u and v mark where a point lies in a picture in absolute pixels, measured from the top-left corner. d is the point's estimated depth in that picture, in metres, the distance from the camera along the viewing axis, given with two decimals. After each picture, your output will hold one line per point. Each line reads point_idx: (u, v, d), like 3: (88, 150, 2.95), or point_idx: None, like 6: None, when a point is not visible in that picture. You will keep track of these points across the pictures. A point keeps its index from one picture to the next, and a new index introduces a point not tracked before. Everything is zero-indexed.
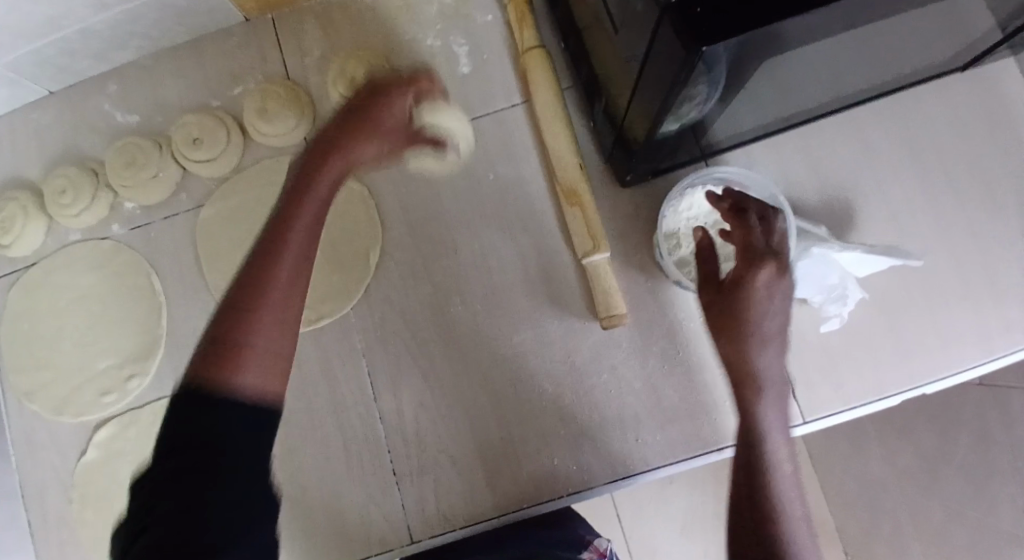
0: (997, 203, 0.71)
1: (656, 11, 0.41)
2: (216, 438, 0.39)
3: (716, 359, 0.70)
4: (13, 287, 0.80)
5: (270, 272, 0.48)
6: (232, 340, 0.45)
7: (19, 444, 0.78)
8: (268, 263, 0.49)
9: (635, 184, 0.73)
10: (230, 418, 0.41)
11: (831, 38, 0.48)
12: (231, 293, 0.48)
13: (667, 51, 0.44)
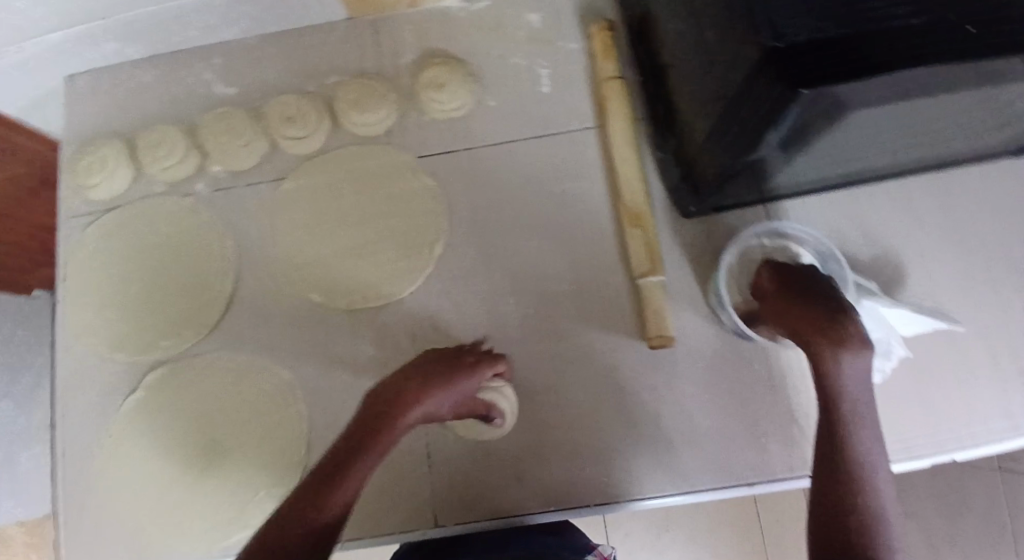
0: None
1: (755, 48, 0.44)
2: None
3: (754, 395, 0.73)
4: (90, 226, 0.84)
5: None
6: None
7: (70, 376, 0.81)
8: None
9: (698, 218, 0.77)
10: None
11: (905, 103, 0.52)
12: None
13: (758, 90, 0.47)
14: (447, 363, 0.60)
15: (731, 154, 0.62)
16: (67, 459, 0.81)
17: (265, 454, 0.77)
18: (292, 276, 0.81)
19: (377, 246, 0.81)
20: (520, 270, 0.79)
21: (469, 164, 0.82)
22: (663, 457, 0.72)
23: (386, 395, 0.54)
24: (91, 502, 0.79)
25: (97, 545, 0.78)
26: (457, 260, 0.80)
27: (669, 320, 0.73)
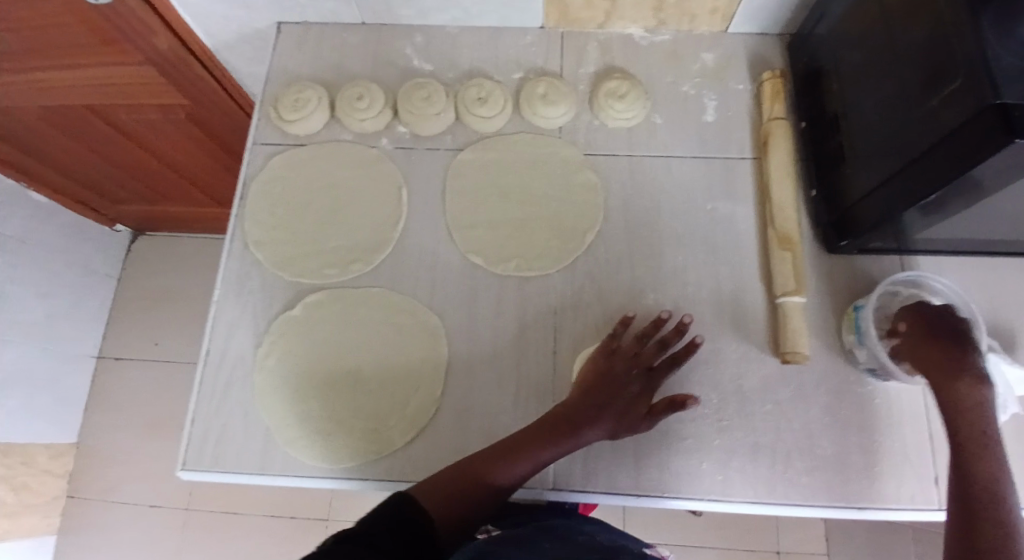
0: None
1: (976, 110, 0.57)
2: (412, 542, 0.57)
3: (863, 428, 0.81)
4: (279, 155, 0.92)
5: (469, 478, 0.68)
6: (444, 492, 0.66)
7: (229, 284, 0.87)
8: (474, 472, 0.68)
9: (837, 255, 0.87)
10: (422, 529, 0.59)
11: None
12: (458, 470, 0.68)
13: (961, 143, 0.59)
14: (619, 409, 0.73)
15: (889, 205, 0.72)
16: (207, 360, 0.84)
17: (402, 389, 0.82)
18: (457, 236, 0.87)
19: (540, 223, 0.88)
20: (665, 271, 0.86)
21: (632, 169, 0.90)
22: (777, 467, 0.79)
23: (569, 427, 0.72)
24: (223, 404, 0.82)
25: (218, 447, 0.80)
26: (606, 250, 0.87)
27: (804, 339, 0.81)
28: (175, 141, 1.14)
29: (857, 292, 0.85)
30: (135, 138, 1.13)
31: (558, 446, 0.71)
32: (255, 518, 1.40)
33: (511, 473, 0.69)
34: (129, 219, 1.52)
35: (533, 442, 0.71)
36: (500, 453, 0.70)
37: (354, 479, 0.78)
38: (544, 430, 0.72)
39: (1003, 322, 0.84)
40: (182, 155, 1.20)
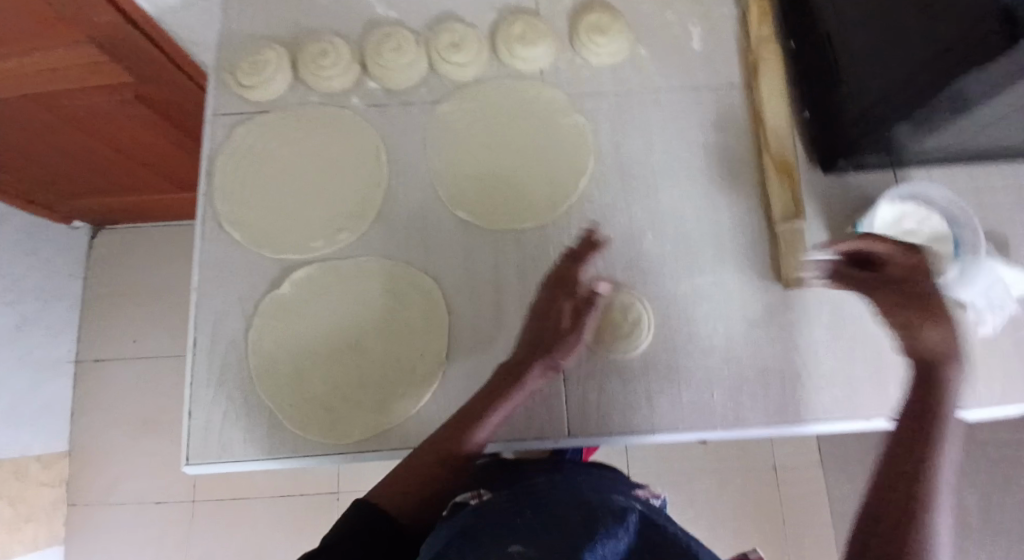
0: None
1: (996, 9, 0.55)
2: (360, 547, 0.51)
3: (869, 344, 0.81)
4: (243, 124, 0.86)
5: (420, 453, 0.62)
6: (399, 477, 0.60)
7: (209, 268, 0.82)
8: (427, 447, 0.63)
9: (833, 173, 0.85)
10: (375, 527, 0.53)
11: None
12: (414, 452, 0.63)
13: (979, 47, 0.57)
14: (563, 351, 0.68)
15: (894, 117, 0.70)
16: (196, 349, 0.80)
17: (406, 356, 0.79)
18: (446, 193, 0.83)
19: (530, 172, 0.84)
20: (663, 209, 0.83)
21: (620, 106, 0.86)
22: (788, 392, 0.79)
23: (512, 378, 0.67)
24: (221, 393, 0.78)
25: (222, 437, 0.77)
26: (601, 193, 0.84)
27: (807, 264, 0.80)
28: (125, 126, 1.06)
29: (857, 210, 0.84)
30: (83, 128, 1.04)
31: (509, 402, 0.66)
32: (262, 503, 1.39)
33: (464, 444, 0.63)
34: (84, 213, 1.42)
35: (485, 405, 0.65)
36: (450, 427, 0.65)
37: (368, 452, 0.76)
38: (491, 390, 0.67)
39: (1000, 228, 0.84)
40: (135, 141, 1.12)
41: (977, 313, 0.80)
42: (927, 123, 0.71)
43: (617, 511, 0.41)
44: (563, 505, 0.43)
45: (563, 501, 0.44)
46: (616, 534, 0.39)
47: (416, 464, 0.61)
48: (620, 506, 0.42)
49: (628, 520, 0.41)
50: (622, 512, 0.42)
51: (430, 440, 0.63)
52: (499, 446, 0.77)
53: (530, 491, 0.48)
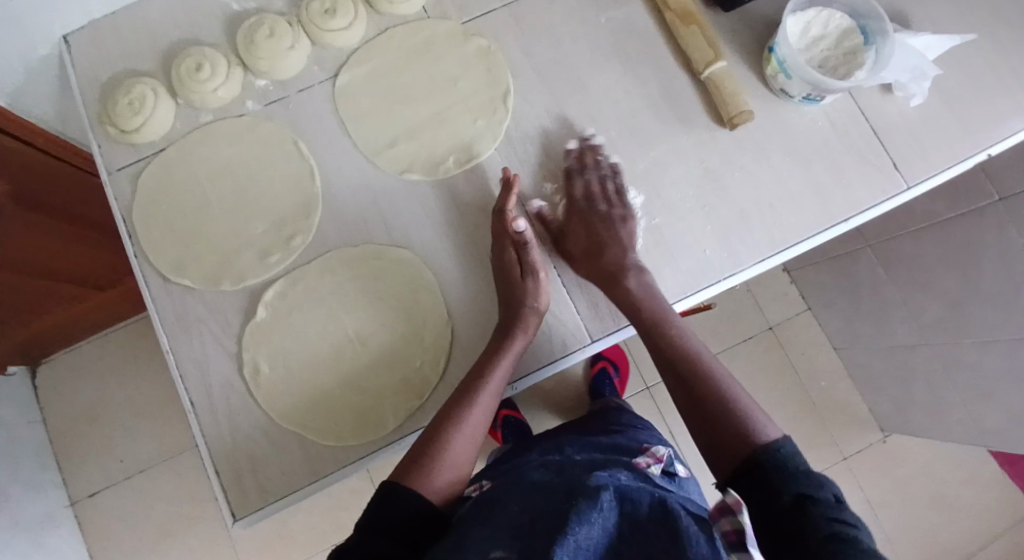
0: (997, 3, 0.89)
1: None
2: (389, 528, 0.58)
3: (823, 150, 0.84)
4: (146, 170, 0.80)
5: (432, 431, 0.68)
6: (418, 453, 0.66)
7: (173, 325, 0.77)
8: (437, 423, 0.69)
9: (732, 9, 0.86)
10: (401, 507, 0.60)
11: None
12: (425, 432, 0.69)
13: None
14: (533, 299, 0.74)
15: None
16: (195, 409, 0.75)
17: (408, 330, 0.77)
18: (382, 161, 0.80)
19: (453, 111, 0.82)
20: (593, 96, 0.83)
21: (514, 16, 0.85)
22: (770, 221, 0.82)
23: (497, 345, 0.73)
24: (239, 440, 0.74)
25: (258, 480, 0.73)
26: (530, 105, 0.83)
27: (742, 96, 0.82)
28: (42, 245, 0.96)
29: (765, 33, 0.87)
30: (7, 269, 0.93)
31: (496, 372, 0.71)
32: (320, 553, 1.35)
33: (474, 415, 0.69)
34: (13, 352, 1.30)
35: (478, 379, 0.71)
36: (457, 402, 0.70)
37: (411, 433, 0.75)
38: (486, 359, 0.72)
39: (893, 5, 0.89)
40: (55, 258, 1.03)
41: (904, 89, 0.85)
42: None
43: (595, 493, 0.49)
44: (550, 500, 0.52)
45: (547, 495, 0.53)
46: (588, 517, 0.47)
47: (429, 443, 0.67)
48: (597, 487, 0.50)
49: (604, 499, 0.49)
50: (599, 492, 0.50)
51: (418, 443, 0.68)
52: (530, 380, 0.78)
53: (522, 491, 0.57)
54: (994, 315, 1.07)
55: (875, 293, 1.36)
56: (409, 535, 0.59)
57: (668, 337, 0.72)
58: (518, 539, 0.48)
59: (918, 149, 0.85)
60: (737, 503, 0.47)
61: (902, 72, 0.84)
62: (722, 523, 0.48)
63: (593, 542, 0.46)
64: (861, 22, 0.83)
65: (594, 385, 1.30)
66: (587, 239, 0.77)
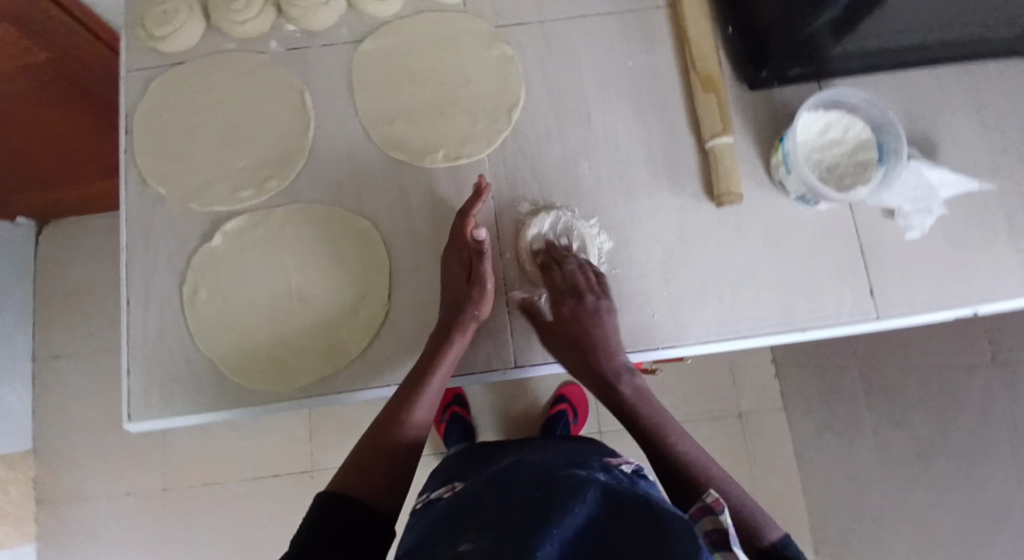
0: None
1: None
2: (336, 536, 0.57)
3: (804, 254, 0.83)
4: (158, 78, 0.84)
5: (376, 434, 0.69)
6: (360, 458, 0.67)
7: (136, 227, 0.80)
8: (380, 426, 0.70)
9: (760, 89, 0.86)
10: (349, 515, 0.59)
11: None
12: (367, 433, 0.70)
13: None
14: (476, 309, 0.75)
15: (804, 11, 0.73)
16: (130, 310, 0.78)
17: (348, 299, 0.79)
18: (375, 134, 0.82)
19: (458, 108, 0.84)
20: (596, 133, 0.84)
21: (546, 36, 0.86)
22: (727, 306, 0.81)
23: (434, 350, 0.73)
24: (160, 351, 0.77)
25: (165, 392, 0.76)
26: (533, 125, 0.84)
27: (737, 178, 0.81)
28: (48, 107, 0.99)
29: (784, 123, 0.86)
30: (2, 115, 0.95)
31: (441, 366, 0.73)
32: (236, 486, 1.38)
33: (415, 414, 0.71)
34: (27, 208, 1.36)
35: (418, 379, 0.72)
36: (398, 403, 0.71)
37: (316, 397, 0.76)
38: (425, 359, 0.73)
39: (924, 129, 0.87)
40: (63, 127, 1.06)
41: (905, 218, 0.83)
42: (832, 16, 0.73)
43: (578, 487, 0.52)
44: (527, 493, 0.54)
45: (527, 487, 0.55)
46: (573, 507, 0.49)
47: (371, 448, 0.68)
48: (581, 482, 0.52)
49: (586, 494, 0.51)
50: (582, 487, 0.52)
51: (372, 429, 0.70)
52: (460, 382, 0.79)
53: (501, 485, 0.60)
54: (956, 472, 1.05)
55: (850, 410, 1.32)
56: (362, 525, 0.59)
57: (664, 440, 0.69)
58: (496, 531, 0.51)
59: (904, 285, 0.83)
60: (718, 505, 0.54)
61: (906, 198, 0.82)
62: (704, 522, 0.54)
63: (576, 528, 0.48)
64: (879, 138, 0.81)
65: (548, 425, 1.32)
66: (567, 333, 0.75)
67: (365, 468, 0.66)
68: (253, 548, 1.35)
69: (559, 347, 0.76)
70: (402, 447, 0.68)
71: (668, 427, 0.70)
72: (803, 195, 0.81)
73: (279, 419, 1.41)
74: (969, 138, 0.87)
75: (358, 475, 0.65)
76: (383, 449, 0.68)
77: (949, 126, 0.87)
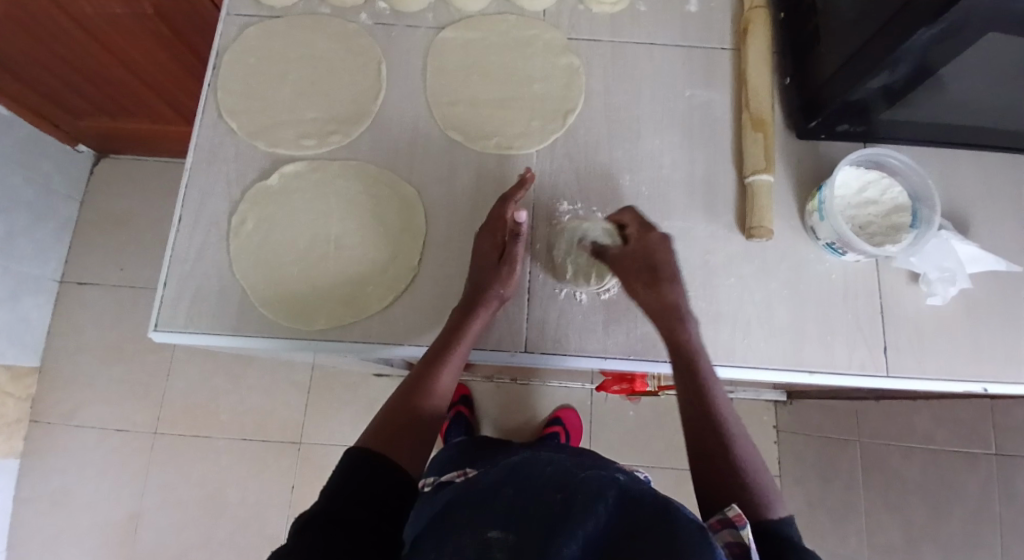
0: None
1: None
2: (357, 495, 0.59)
3: (822, 301, 0.85)
4: (254, 26, 0.91)
5: (405, 396, 0.72)
6: (388, 419, 0.69)
7: (202, 153, 0.86)
8: (408, 390, 0.73)
9: (806, 139, 0.90)
10: (374, 473, 0.61)
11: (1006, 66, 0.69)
12: (394, 397, 0.73)
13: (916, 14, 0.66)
14: (503, 288, 0.78)
15: (853, 82, 0.78)
16: (179, 226, 0.83)
17: (381, 256, 0.83)
18: (438, 111, 0.87)
19: (519, 103, 0.89)
20: (643, 151, 0.88)
21: (614, 55, 0.92)
22: (738, 334, 0.83)
23: (459, 322, 0.77)
24: (198, 268, 0.81)
25: (192, 309, 0.80)
26: (586, 132, 0.88)
27: (770, 215, 0.84)
28: (136, 41, 1.04)
29: (823, 175, 0.89)
30: (89, 33, 1.02)
31: (464, 339, 0.76)
32: (224, 439, 1.39)
33: (441, 383, 0.74)
34: (93, 137, 1.42)
35: (442, 350, 0.75)
36: (422, 372, 0.74)
37: (331, 340, 0.79)
38: (451, 330, 0.77)
39: (960, 206, 0.89)
40: (149, 64, 1.11)
41: (929, 284, 0.85)
42: (878, 92, 0.78)
43: (596, 492, 0.50)
44: (542, 490, 0.52)
45: (549, 479, 0.54)
46: (594, 512, 0.48)
47: (398, 410, 0.70)
48: (599, 487, 0.51)
49: (606, 497, 0.50)
50: (602, 491, 0.51)
51: (398, 394, 0.73)
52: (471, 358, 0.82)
53: (522, 473, 0.57)
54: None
55: (846, 491, 1.31)
56: (389, 487, 0.61)
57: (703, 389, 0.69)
58: (521, 520, 0.51)
59: (916, 351, 0.84)
60: (739, 519, 0.55)
61: (931, 266, 0.84)
62: (723, 534, 0.54)
63: (596, 533, 0.48)
64: (914, 206, 0.83)
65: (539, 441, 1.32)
66: (646, 266, 0.77)
67: (392, 426, 0.68)
68: (227, 507, 1.36)
69: (636, 277, 0.77)
70: (427, 416, 0.71)
71: (711, 377, 0.70)
72: (831, 245, 0.83)
73: (281, 384, 1.43)
74: (1003, 224, 0.89)
75: (381, 435, 0.67)
76: (409, 408, 0.70)
77: (986, 208, 0.89)
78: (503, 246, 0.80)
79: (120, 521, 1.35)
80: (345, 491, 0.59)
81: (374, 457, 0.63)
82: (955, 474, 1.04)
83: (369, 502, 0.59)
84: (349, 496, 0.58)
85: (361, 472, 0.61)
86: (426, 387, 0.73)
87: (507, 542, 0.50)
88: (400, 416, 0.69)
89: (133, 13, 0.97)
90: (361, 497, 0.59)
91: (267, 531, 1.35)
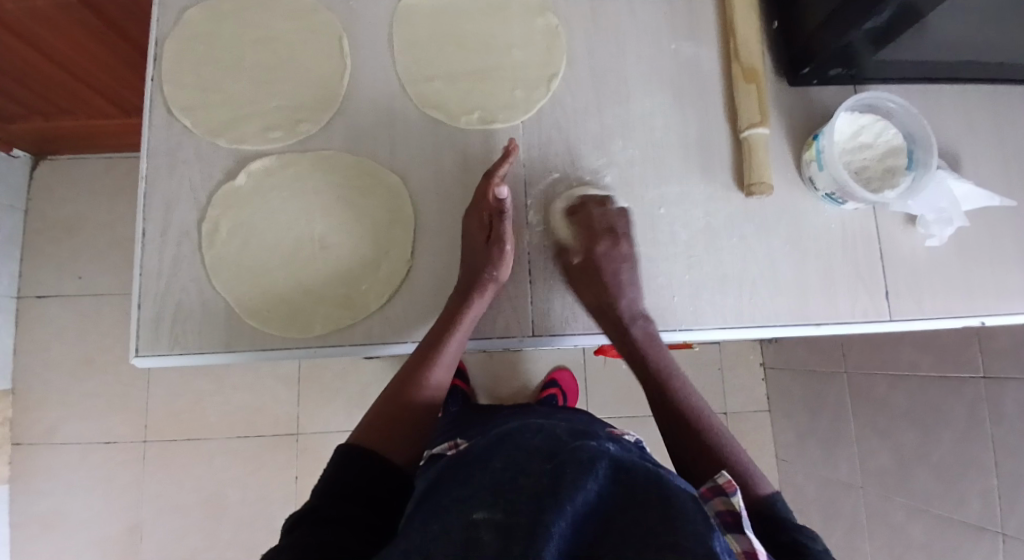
0: None
1: None
2: (344, 492, 0.57)
3: (822, 250, 0.84)
4: (195, 8, 0.82)
5: (398, 391, 0.68)
6: (378, 415, 0.66)
7: (159, 157, 0.78)
8: (401, 384, 0.69)
9: (798, 86, 0.87)
10: (363, 469, 0.59)
11: None
12: (387, 390, 0.69)
13: None
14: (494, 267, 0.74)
15: (843, 30, 0.74)
16: (146, 240, 0.77)
17: (372, 250, 0.78)
18: (411, 90, 0.81)
19: (497, 72, 0.83)
20: (633, 112, 0.84)
21: (592, 10, 0.86)
22: (745, 294, 0.82)
23: (451, 308, 0.73)
24: (173, 284, 0.76)
25: (175, 329, 0.75)
26: (571, 98, 0.84)
27: (769, 170, 0.82)
28: (61, 33, 0.93)
29: (816, 122, 0.87)
30: (4, 29, 0.90)
31: (460, 326, 0.72)
32: (217, 442, 1.35)
33: (438, 372, 0.71)
34: (29, 140, 1.29)
35: (437, 340, 0.71)
36: (416, 363, 0.71)
37: (331, 344, 0.75)
38: (446, 315, 0.73)
39: (950, 143, 0.88)
40: (78, 57, 1.00)
41: (926, 226, 0.84)
42: (869, 35, 0.75)
43: (586, 462, 0.50)
44: (533, 461, 0.52)
45: (532, 454, 0.53)
46: (584, 484, 0.48)
47: (391, 404, 0.67)
48: (590, 457, 0.51)
49: (597, 467, 0.50)
50: (593, 461, 0.50)
51: (395, 382, 0.70)
52: (477, 347, 0.79)
53: (504, 446, 0.56)
54: (935, 483, 1.03)
55: (834, 416, 1.29)
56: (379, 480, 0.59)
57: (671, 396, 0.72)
58: (506, 499, 0.48)
59: (916, 293, 0.84)
60: (730, 486, 0.53)
61: (929, 209, 0.83)
62: (716, 503, 0.53)
63: (587, 508, 0.47)
64: (909, 147, 0.81)
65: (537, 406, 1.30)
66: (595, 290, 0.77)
67: (382, 422, 0.65)
68: (230, 506, 1.33)
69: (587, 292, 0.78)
70: (420, 408, 0.68)
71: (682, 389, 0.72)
72: (832, 196, 0.82)
73: (267, 380, 1.38)
74: (991, 158, 0.88)
75: (376, 432, 0.64)
76: (398, 404, 0.67)
77: (974, 143, 0.88)
78: (488, 221, 0.76)
79: (120, 535, 1.31)
80: (333, 488, 0.57)
81: (361, 453, 0.60)
82: (940, 398, 1.03)
83: (361, 499, 0.57)
84: (335, 492, 0.57)
85: (348, 468, 0.59)
86: (418, 378, 0.69)
87: (495, 521, 0.46)
88: (391, 412, 0.66)
89: (53, 1, 0.86)
90: (349, 492, 0.57)
91: (271, 528, 1.33)
